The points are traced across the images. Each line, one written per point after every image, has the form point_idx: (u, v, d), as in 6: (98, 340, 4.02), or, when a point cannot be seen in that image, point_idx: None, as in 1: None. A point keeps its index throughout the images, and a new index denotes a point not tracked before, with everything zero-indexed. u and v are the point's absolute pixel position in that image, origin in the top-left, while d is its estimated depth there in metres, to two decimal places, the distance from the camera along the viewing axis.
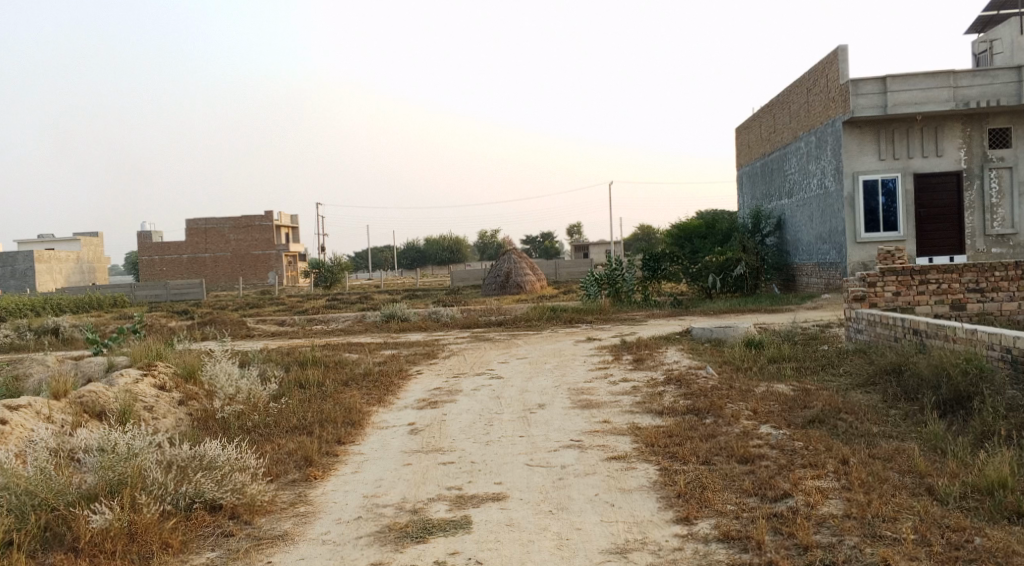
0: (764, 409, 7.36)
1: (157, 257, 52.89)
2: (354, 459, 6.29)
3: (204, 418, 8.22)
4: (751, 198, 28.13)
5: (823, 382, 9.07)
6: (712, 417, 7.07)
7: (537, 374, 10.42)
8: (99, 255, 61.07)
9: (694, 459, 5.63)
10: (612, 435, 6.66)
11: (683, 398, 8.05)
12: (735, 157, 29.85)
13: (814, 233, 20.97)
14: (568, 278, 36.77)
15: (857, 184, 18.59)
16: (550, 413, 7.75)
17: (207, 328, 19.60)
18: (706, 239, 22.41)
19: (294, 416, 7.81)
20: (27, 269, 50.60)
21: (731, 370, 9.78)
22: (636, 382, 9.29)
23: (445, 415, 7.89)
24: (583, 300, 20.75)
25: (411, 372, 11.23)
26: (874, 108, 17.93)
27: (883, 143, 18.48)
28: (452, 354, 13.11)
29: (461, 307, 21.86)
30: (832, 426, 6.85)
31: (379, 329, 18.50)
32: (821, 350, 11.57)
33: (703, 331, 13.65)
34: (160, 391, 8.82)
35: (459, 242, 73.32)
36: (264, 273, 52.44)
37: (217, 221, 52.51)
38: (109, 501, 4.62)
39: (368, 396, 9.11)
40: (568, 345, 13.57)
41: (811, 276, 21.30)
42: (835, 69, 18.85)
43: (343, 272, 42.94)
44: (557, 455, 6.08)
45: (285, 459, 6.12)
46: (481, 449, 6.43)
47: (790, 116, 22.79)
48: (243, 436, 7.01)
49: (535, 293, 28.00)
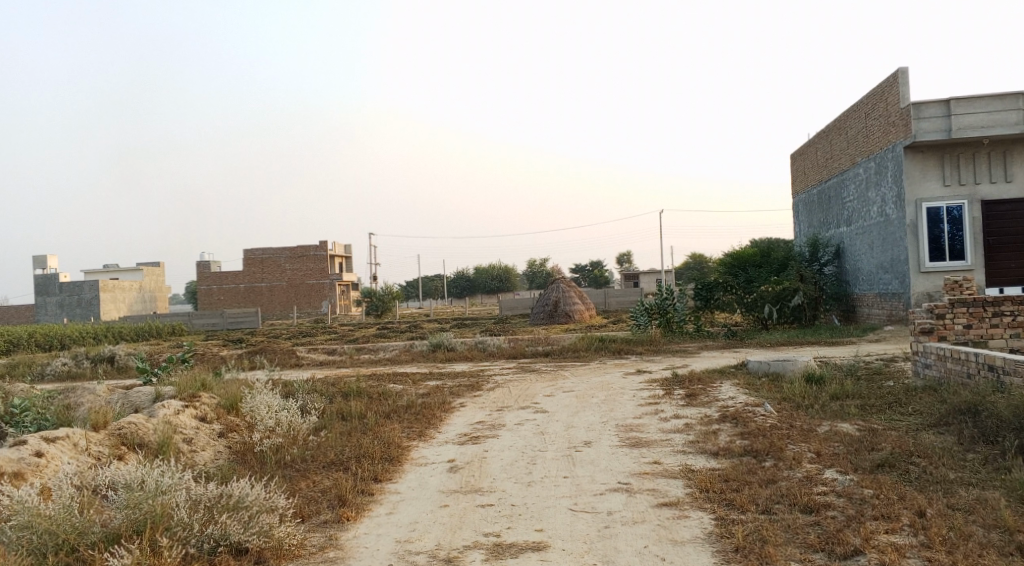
0: (828, 451, 6.86)
1: (215, 286, 54.03)
2: (390, 499, 6.00)
3: (243, 451, 8.06)
4: (807, 226, 27.32)
5: (891, 421, 8.47)
6: (771, 459, 6.61)
7: (584, 409, 10.02)
8: (160, 284, 62.75)
9: (753, 508, 5.20)
10: (662, 477, 6.25)
11: (740, 438, 7.59)
12: (791, 184, 29.11)
13: (875, 262, 20.15)
14: (618, 308, 36.26)
15: (920, 211, 17.78)
16: (597, 452, 7.37)
17: (257, 357, 19.70)
18: (761, 268, 21.60)
19: (333, 450, 7.59)
20: (91, 298, 52.27)
21: (791, 407, 9.24)
22: (689, 419, 8.83)
23: (487, 452, 7.57)
24: (633, 331, 20.31)
25: (455, 404, 10.95)
26: (937, 132, 17.19)
27: (947, 168, 17.70)
28: (497, 386, 12.81)
29: (509, 336, 21.59)
30: (903, 471, 6.31)
31: (426, 359, 18.32)
32: (886, 386, 10.93)
33: (760, 364, 13.10)
34: (201, 423, 8.71)
35: (509, 271, 73.29)
36: (318, 302, 53.14)
37: (273, 251, 53.49)
38: (130, 543, 4.43)
39: (409, 430, 8.85)
40: (617, 378, 13.13)
41: (873, 306, 20.44)
42: (895, 93, 18.20)
43: (394, 301, 43.17)
44: (604, 499, 5.71)
45: (319, 499, 5.88)
46: (523, 490, 6.09)
47: (847, 141, 22.11)
48: (279, 472, 6.81)
49: (584, 323, 27.57)
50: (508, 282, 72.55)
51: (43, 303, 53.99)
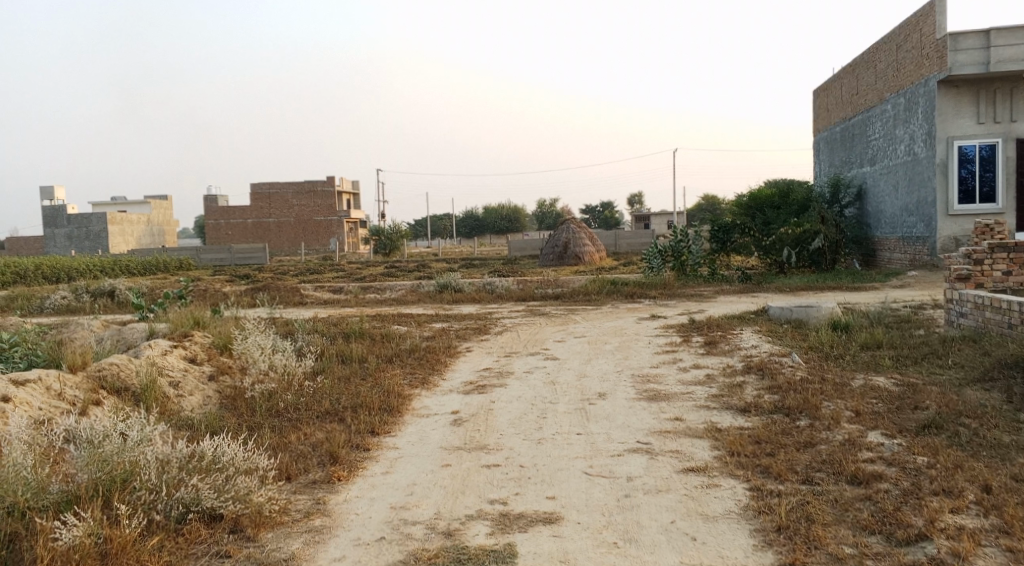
0: (867, 409, 6.26)
1: (222, 221, 53.38)
2: (387, 456, 5.46)
3: (234, 397, 7.55)
4: (829, 167, 26.31)
5: (929, 375, 7.84)
6: (806, 418, 6.01)
7: (597, 356, 9.43)
8: (168, 218, 62.11)
9: (792, 477, 4.61)
10: (686, 438, 5.67)
11: (768, 393, 6.99)
12: (812, 123, 27.98)
13: (900, 204, 19.28)
14: (628, 249, 35.51)
15: (951, 150, 16.81)
16: (613, 406, 6.79)
17: (259, 294, 19.17)
18: (779, 210, 20.93)
19: (328, 399, 7.04)
20: (99, 231, 51.82)
21: (820, 358, 8.62)
22: (711, 370, 8.23)
23: (494, 403, 7.00)
24: (645, 273, 19.68)
25: (460, 348, 10.39)
26: (975, 65, 16.13)
27: (983, 104, 16.68)
28: (505, 329, 12.22)
29: (518, 277, 20.96)
30: (952, 433, 5.70)
31: (432, 300, 17.73)
32: (917, 336, 10.29)
33: (781, 310, 12.45)
34: (189, 365, 8.16)
35: (519, 211, 72.26)
36: (326, 239, 52.58)
37: (281, 186, 52.69)
38: (86, 511, 3.89)
39: (411, 376, 8.30)
40: (631, 323, 12.52)
41: (895, 250, 19.66)
42: (931, 23, 17.02)
43: (402, 240, 42.54)
44: (624, 462, 5.15)
45: (307, 455, 5.36)
46: (533, 449, 5.53)
47: (875, 76, 20.96)
48: (267, 424, 6.28)
49: (594, 265, 26.86)
50: (517, 223, 71.73)
51: (52, 234, 53.58)
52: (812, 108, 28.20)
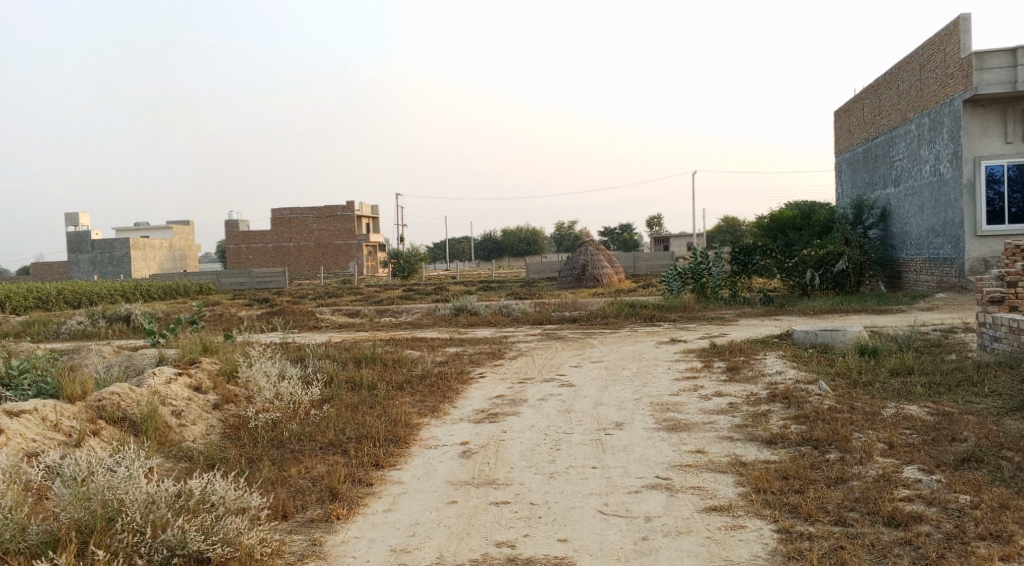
0: (900, 441, 5.88)
1: (243, 246, 53.69)
2: (390, 491, 5.17)
3: (238, 428, 7.30)
4: (851, 187, 25.90)
5: (965, 403, 7.42)
6: (836, 451, 5.65)
7: (614, 383, 9.10)
8: (190, 242, 62.57)
9: (824, 518, 4.27)
10: (708, 473, 5.33)
11: (794, 423, 6.64)
12: (834, 143, 27.61)
13: (925, 225, 18.84)
14: (648, 272, 35.12)
15: (978, 170, 16.40)
16: (630, 437, 6.47)
17: (274, 318, 19.01)
18: (801, 231, 20.31)
19: (333, 429, 6.78)
20: (122, 256, 52.25)
21: (848, 385, 8.23)
22: (733, 398, 7.88)
23: (505, 433, 6.70)
24: (665, 296, 19.32)
25: (474, 374, 10.10)
26: (1002, 84, 15.74)
27: (1011, 123, 16.23)
28: (520, 354, 11.92)
29: (536, 300, 20.67)
30: (994, 468, 5.32)
31: (448, 324, 17.46)
32: (947, 361, 9.85)
33: (806, 334, 12.05)
34: (193, 393, 7.93)
35: (537, 234, 72.13)
36: (345, 262, 52.63)
37: (301, 210, 52.96)
38: (61, 556, 3.64)
39: (421, 404, 8.02)
40: (650, 348, 12.17)
41: (921, 272, 19.19)
42: (955, 42, 16.69)
43: (420, 263, 42.47)
44: (641, 500, 4.83)
45: (306, 492, 5.09)
46: (544, 484, 5.22)
47: (898, 96, 20.63)
48: (268, 458, 6.03)
49: (613, 287, 26.51)
50: (536, 246, 71.52)
51: (76, 260, 54.10)
52: (833, 128, 27.84)
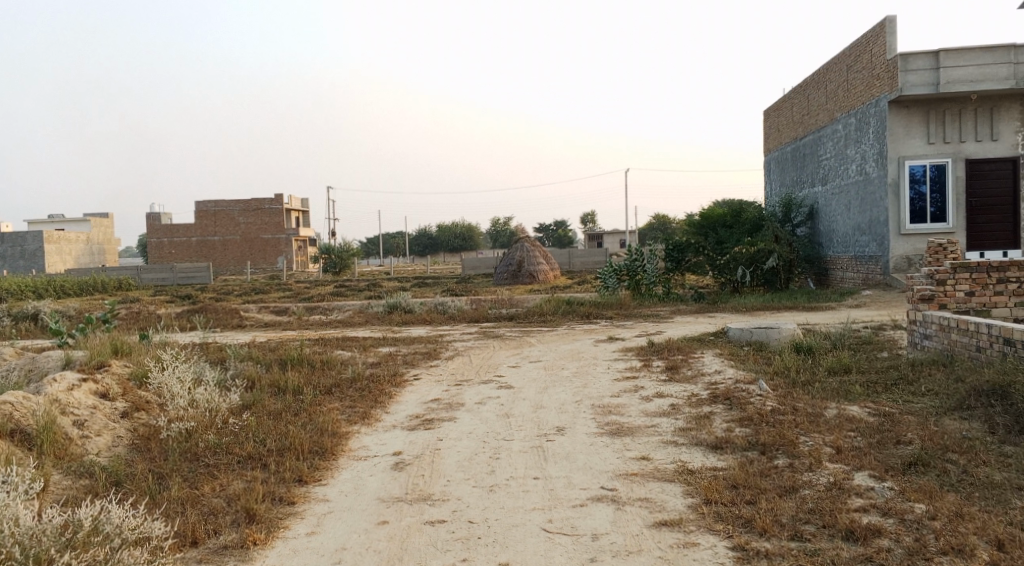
0: (846, 445, 5.75)
1: (166, 240, 51.56)
2: (315, 512, 4.75)
3: (148, 439, 6.70)
4: (780, 186, 26.33)
5: (903, 403, 7.37)
6: (784, 457, 5.46)
7: (554, 384, 8.80)
8: (109, 236, 59.73)
9: (779, 532, 4.05)
10: (656, 482, 5.06)
11: (738, 426, 6.44)
12: (764, 142, 28.05)
13: (851, 223, 19.23)
14: (582, 268, 35.08)
15: (903, 170, 16.76)
16: (571, 443, 6.16)
17: (196, 316, 18.06)
18: (732, 229, 20.37)
19: (253, 441, 6.27)
20: (35, 250, 49.33)
21: (788, 385, 8.13)
22: (674, 399, 7.67)
23: (440, 442, 6.31)
24: (601, 293, 19.13)
25: (407, 377, 9.65)
26: (925, 86, 16.11)
27: (933, 124, 16.65)
28: (456, 354, 11.50)
29: (472, 297, 20.24)
30: (941, 471, 5.21)
31: (381, 322, 16.88)
32: (880, 359, 9.91)
33: (742, 332, 12.00)
34: (99, 401, 7.26)
35: (472, 230, 71.68)
36: (273, 258, 51.09)
37: (227, 203, 51.17)
38: None
39: (350, 411, 7.55)
40: (588, 346, 11.94)
41: (847, 269, 19.59)
42: (881, 44, 17.02)
43: (352, 259, 41.50)
44: (587, 514, 4.53)
45: (220, 514, 4.61)
46: (483, 499, 4.86)
47: (826, 96, 20.99)
48: (181, 476, 5.49)
49: (549, 284, 26.32)
50: (471, 242, 71.06)
51: None
52: (762, 127, 28.26)
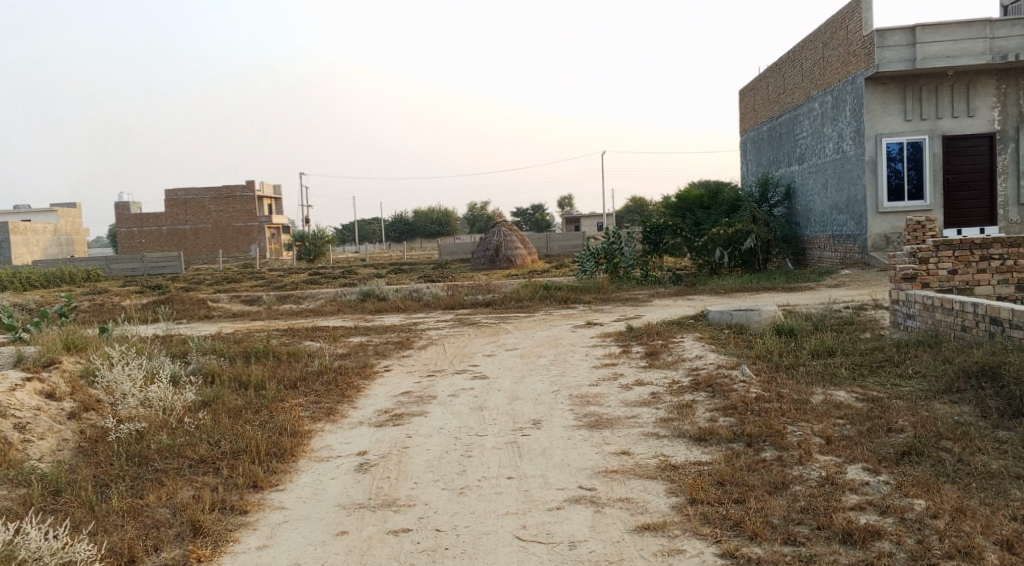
0: (835, 434, 5.46)
1: (136, 229, 50.48)
2: (268, 522, 4.38)
3: (96, 443, 6.24)
4: (756, 166, 26.11)
5: (891, 387, 7.12)
6: (771, 449, 5.16)
7: (530, 373, 8.46)
8: (77, 227, 58.36)
9: (771, 536, 3.76)
10: (637, 480, 4.73)
11: (722, 416, 6.14)
12: (740, 122, 27.80)
13: (828, 202, 19.03)
14: (560, 252, 34.73)
15: (880, 147, 16.54)
16: (548, 438, 5.81)
17: (162, 308, 17.44)
18: (708, 211, 20.15)
19: (208, 443, 5.85)
20: (2, 241, 47.88)
21: (772, 370, 7.84)
22: (655, 387, 7.36)
23: (409, 439, 5.94)
24: (579, 277, 18.81)
25: (378, 368, 9.25)
26: (902, 62, 15.87)
27: (910, 101, 16.43)
28: (430, 343, 11.13)
29: (448, 283, 19.79)
30: (936, 461, 4.93)
31: (353, 311, 16.41)
32: (863, 341, 9.66)
33: (721, 314, 11.73)
34: (44, 401, 6.73)
35: (450, 215, 71.16)
36: (247, 246, 50.21)
37: (197, 191, 50.13)
38: None
39: (315, 407, 7.14)
40: (566, 332, 11.60)
41: (825, 249, 19.40)
42: (857, 19, 16.75)
43: (327, 245, 40.82)
44: (563, 519, 4.19)
45: (163, 528, 4.23)
46: (452, 503, 4.51)
47: (802, 75, 20.75)
48: (125, 484, 5.07)
49: (526, 268, 25.98)
50: (448, 227, 70.42)
51: None
52: (738, 107, 27.99)
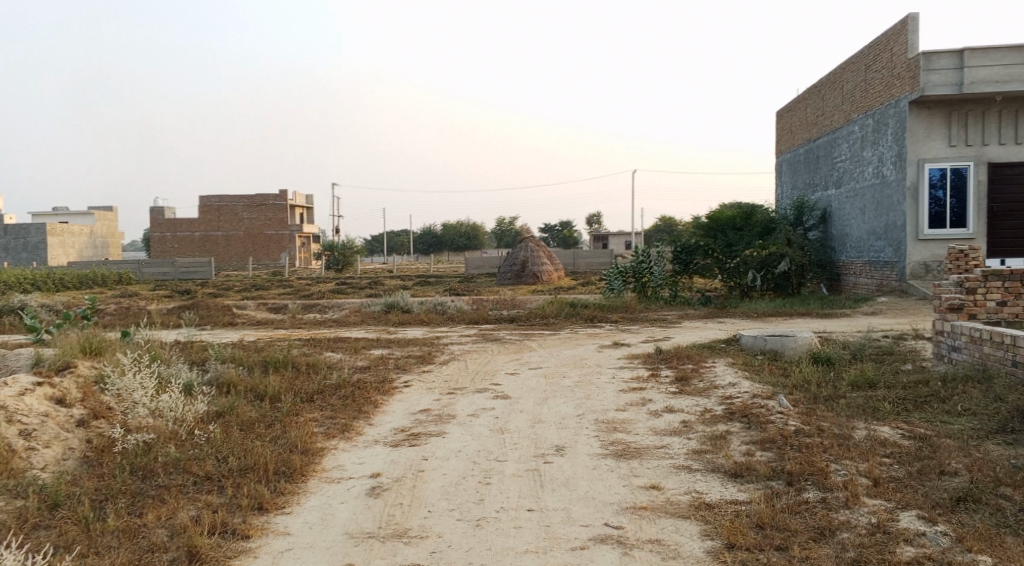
0: (884, 475, 5.05)
1: (169, 234, 51.01)
2: (270, 549, 4.11)
3: (102, 453, 6.02)
4: (791, 188, 25.59)
5: (939, 424, 6.67)
6: (814, 490, 4.77)
7: (554, 395, 8.11)
8: (113, 230, 59.16)
9: None
10: (667, 519, 4.38)
11: (759, 450, 5.74)
12: (776, 143, 27.31)
13: (866, 227, 18.48)
14: (587, 269, 34.38)
15: (922, 173, 16.01)
16: (572, 467, 5.47)
17: (186, 313, 17.34)
18: (741, 232, 19.61)
19: (216, 459, 5.60)
20: (39, 242, 48.58)
21: (810, 402, 7.43)
22: (686, 416, 6.98)
23: (425, 462, 5.63)
24: (606, 295, 18.43)
25: (397, 383, 8.96)
26: (948, 86, 15.36)
27: (955, 126, 15.91)
28: (452, 359, 10.83)
29: (473, 297, 19.52)
30: (997, 510, 4.49)
31: (377, 322, 16.18)
32: (904, 372, 9.19)
33: (754, 339, 11.29)
34: (54, 407, 6.51)
35: (478, 229, 71.16)
36: (276, 254, 50.47)
37: (230, 198, 50.58)
38: None
39: (330, 423, 6.87)
40: (592, 352, 11.25)
41: (861, 275, 18.83)
42: (902, 41, 16.30)
43: (355, 256, 40.83)
44: (587, 561, 3.87)
45: (157, 553, 3.99)
46: (467, 536, 4.20)
47: (842, 97, 20.29)
48: (126, 500, 4.83)
49: (553, 284, 25.64)
50: (476, 241, 70.37)
51: None
52: (775, 128, 27.51)
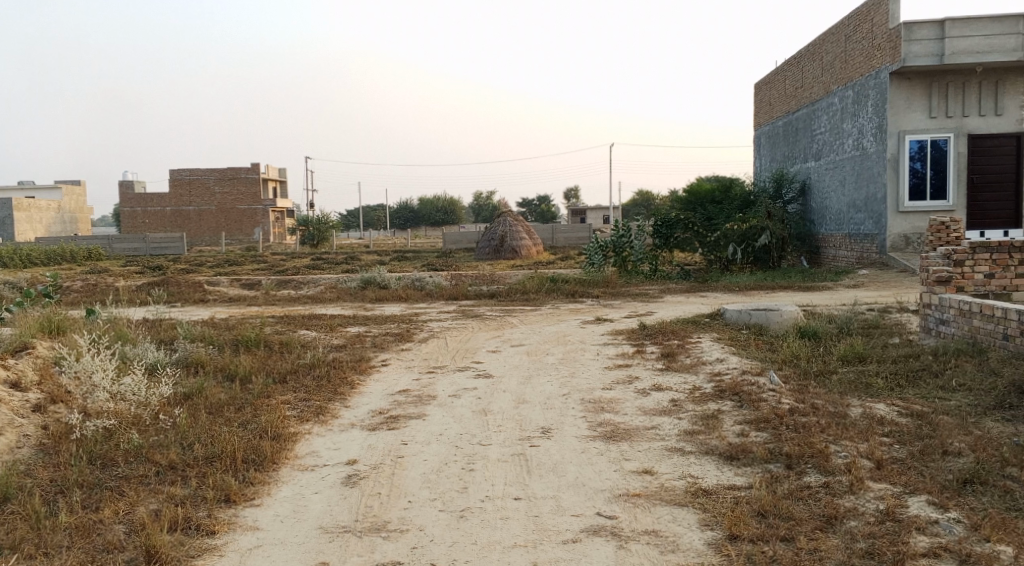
0: (886, 456, 4.83)
1: (139, 209, 49.86)
2: (238, 547, 3.79)
3: (59, 441, 5.63)
4: (771, 160, 25.39)
5: (935, 401, 6.47)
6: (815, 474, 4.53)
7: (537, 374, 7.82)
8: (81, 206, 57.75)
9: None
10: (664, 507, 4.12)
11: (754, 431, 5.50)
12: (755, 116, 27.08)
13: (846, 200, 18.32)
14: (566, 244, 34.07)
15: (903, 144, 15.83)
16: (559, 450, 5.19)
17: (156, 290, 16.79)
18: (720, 205, 19.35)
19: (180, 447, 5.25)
20: (5, 219, 47.19)
21: (800, 378, 7.20)
22: (675, 394, 6.73)
23: (404, 447, 5.32)
24: (586, 270, 18.06)
25: (374, 362, 8.62)
26: (929, 57, 15.14)
27: (935, 97, 15.72)
28: (431, 336, 10.50)
29: (451, 272, 19.13)
30: (1005, 492, 4.28)
31: (353, 299, 15.78)
32: (891, 346, 9.02)
33: (739, 314, 11.08)
34: (7, 392, 6.10)
35: (454, 204, 70.55)
36: (250, 229, 49.59)
37: (202, 172, 49.49)
38: None
39: (304, 405, 6.53)
40: (575, 328, 10.98)
41: (841, 248, 18.71)
42: (883, 12, 16.01)
43: (331, 231, 40.19)
44: (581, 556, 3.61)
45: (113, 555, 3.66)
46: (451, 530, 3.91)
47: (822, 68, 20.04)
48: (82, 493, 4.47)
49: (531, 259, 25.31)
50: (453, 215, 69.75)
51: None
52: (754, 100, 27.25)
